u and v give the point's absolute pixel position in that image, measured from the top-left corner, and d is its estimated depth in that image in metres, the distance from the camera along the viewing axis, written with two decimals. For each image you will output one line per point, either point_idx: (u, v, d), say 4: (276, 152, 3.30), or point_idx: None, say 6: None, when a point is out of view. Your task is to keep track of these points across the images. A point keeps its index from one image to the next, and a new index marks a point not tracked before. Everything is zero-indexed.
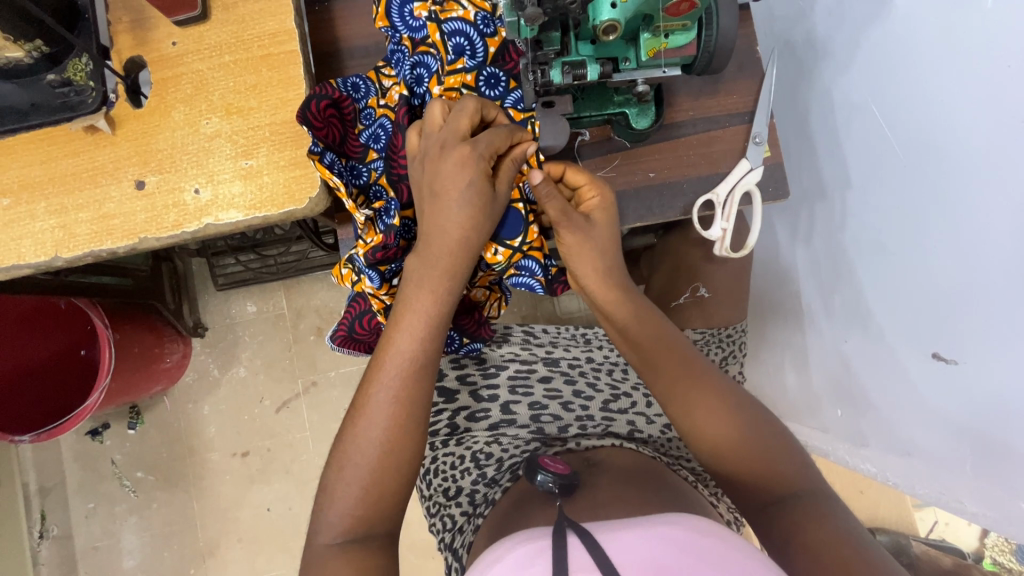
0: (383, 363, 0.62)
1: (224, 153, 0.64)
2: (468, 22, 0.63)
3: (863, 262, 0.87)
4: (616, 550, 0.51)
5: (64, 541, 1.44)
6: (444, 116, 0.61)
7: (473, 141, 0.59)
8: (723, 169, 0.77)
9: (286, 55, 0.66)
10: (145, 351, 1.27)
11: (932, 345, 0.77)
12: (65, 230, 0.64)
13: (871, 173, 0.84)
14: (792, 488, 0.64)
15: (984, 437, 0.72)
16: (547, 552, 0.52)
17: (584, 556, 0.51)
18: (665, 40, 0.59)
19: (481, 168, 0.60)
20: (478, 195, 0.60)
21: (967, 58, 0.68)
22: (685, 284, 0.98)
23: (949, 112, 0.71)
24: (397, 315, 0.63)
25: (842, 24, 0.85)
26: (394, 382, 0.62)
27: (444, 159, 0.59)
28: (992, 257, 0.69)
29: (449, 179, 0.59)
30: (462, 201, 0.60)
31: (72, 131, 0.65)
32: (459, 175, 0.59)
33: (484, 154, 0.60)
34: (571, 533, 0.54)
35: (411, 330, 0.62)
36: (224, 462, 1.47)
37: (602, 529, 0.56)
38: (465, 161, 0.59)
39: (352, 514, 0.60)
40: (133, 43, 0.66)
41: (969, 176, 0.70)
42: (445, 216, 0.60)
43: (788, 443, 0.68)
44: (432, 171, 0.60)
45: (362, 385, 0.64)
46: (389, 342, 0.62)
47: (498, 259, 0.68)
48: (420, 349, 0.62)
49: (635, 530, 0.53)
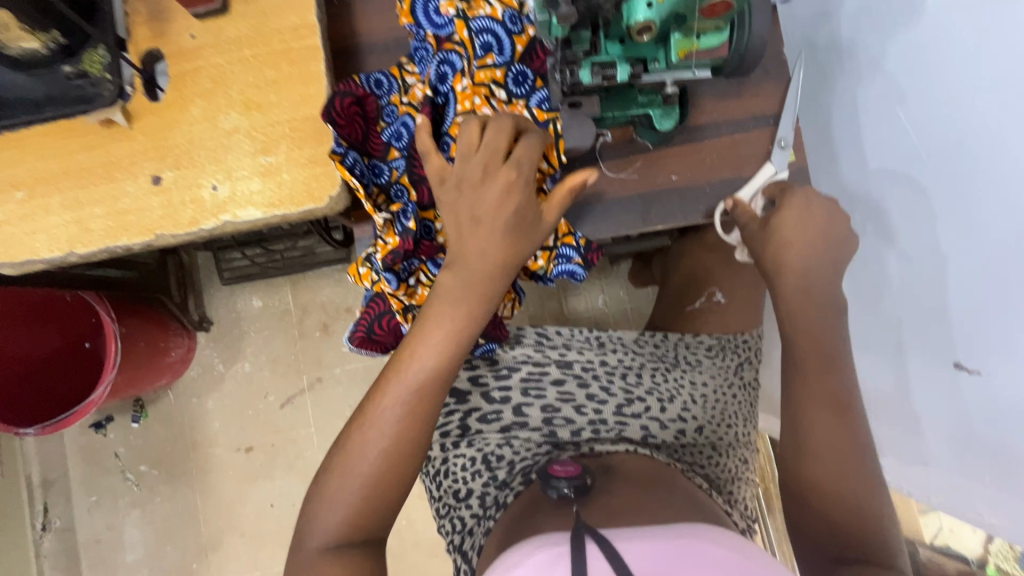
0: (402, 374, 0.62)
1: (242, 149, 0.63)
2: (495, 19, 0.61)
3: (888, 266, 0.86)
4: (635, 560, 0.52)
5: (67, 534, 1.44)
6: (480, 134, 0.56)
7: (513, 160, 0.57)
8: (745, 172, 0.76)
9: (307, 51, 0.64)
10: (150, 346, 1.27)
11: (954, 356, 0.76)
12: (79, 225, 0.63)
13: (900, 172, 0.81)
14: (853, 503, 0.67)
15: (1002, 457, 0.72)
16: (566, 557, 0.53)
17: (603, 565, 0.52)
18: (697, 41, 0.57)
19: (527, 193, 0.58)
20: (521, 217, 0.58)
21: (1007, 80, 0.65)
22: (701, 290, 1.01)
23: (973, 139, 0.70)
24: (420, 327, 0.62)
25: (868, 24, 0.83)
26: (408, 393, 0.62)
27: (487, 185, 0.56)
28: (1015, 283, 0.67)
29: (492, 208, 0.57)
30: (490, 217, 0.57)
31: (88, 125, 0.64)
32: (505, 204, 0.57)
33: (528, 177, 0.57)
34: (588, 538, 0.55)
35: (434, 345, 0.61)
36: (228, 457, 1.46)
37: (618, 535, 0.57)
38: (509, 187, 0.56)
39: None
40: (151, 35, 0.65)
41: (995, 181, 0.68)
42: (485, 241, 0.58)
43: (848, 443, 0.69)
44: (477, 196, 0.57)
45: (372, 394, 0.64)
46: (409, 355, 0.62)
47: (538, 264, 0.70)
48: (440, 365, 0.62)
49: (651, 542, 0.54)
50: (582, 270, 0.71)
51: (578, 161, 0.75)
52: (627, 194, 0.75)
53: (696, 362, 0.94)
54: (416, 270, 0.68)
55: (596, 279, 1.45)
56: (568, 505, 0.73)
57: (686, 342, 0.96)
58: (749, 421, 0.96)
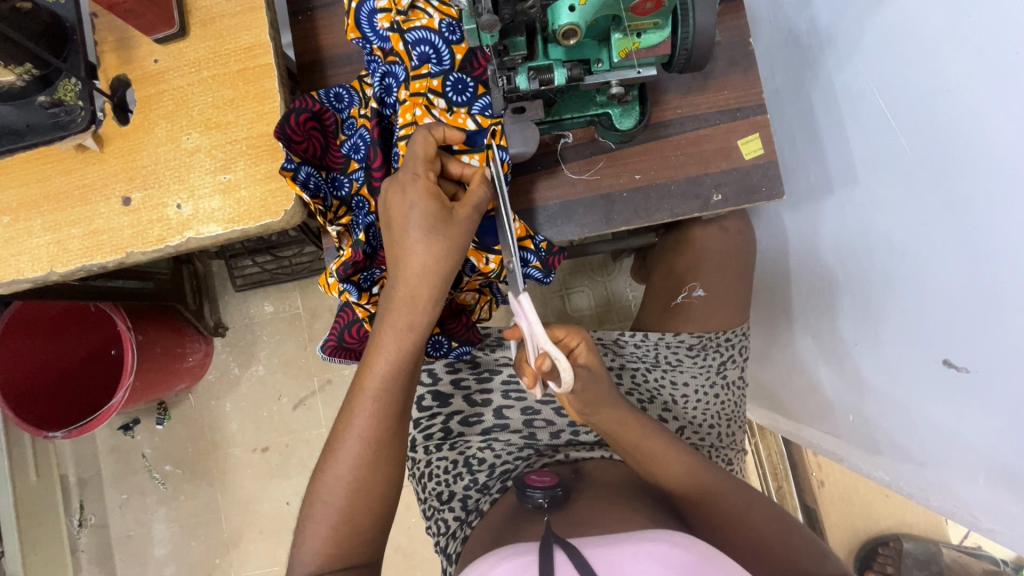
0: (355, 406, 0.62)
1: (203, 168, 0.66)
2: (432, 29, 0.62)
3: (874, 258, 0.82)
4: (605, 565, 0.52)
5: (101, 530, 1.52)
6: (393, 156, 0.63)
7: (408, 158, 0.59)
8: (712, 168, 0.73)
9: (261, 69, 0.66)
10: (168, 352, 1.33)
11: (942, 353, 0.72)
12: (59, 246, 0.67)
13: (883, 159, 0.78)
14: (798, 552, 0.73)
15: (1001, 462, 0.67)
16: (534, 566, 0.53)
17: (571, 571, 0.52)
18: (636, 39, 0.56)
19: (421, 185, 0.58)
20: (426, 212, 0.58)
21: (996, 58, 0.60)
22: (681, 284, 0.95)
23: (954, 125, 0.66)
24: (368, 357, 0.62)
25: (844, 9, 0.80)
26: (365, 426, 0.61)
27: (389, 190, 0.59)
28: (1009, 281, 0.62)
29: (398, 208, 0.59)
30: (412, 223, 0.58)
31: (63, 150, 0.67)
32: (401, 199, 0.59)
33: (418, 171, 0.58)
34: (558, 547, 0.55)
35: (377, 371, 0.61)
36: (246, 457, 1.52)
37: (591, 543, 0.56)
38: (404, 186, 0.58)
39: (331, 540, 0.60)
40: (119, 62, 0.68)
41: (982, 167, 0.63)
42: (399, 243, 0.59)
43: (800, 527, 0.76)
44: (385, 203, 0.60)
45: (332, 436, 0.63)
46: (360, 385, 0.62)
47: (491, 267, 0.72)
48: (384, 389, 0.61)
49: (621, 548, 0.53)
50: (541, 272, 0.72)
51: (539, 163, 0.74)
52: (591, 194, 0.74)
53: (677, 362, 0.91)
54: (378, 280, 0.69)
55: (598, 277, 1.43)
56: (539, 515, 0.72)
57: (666, 341, 0.91)
58: (735, 420, 0.95)
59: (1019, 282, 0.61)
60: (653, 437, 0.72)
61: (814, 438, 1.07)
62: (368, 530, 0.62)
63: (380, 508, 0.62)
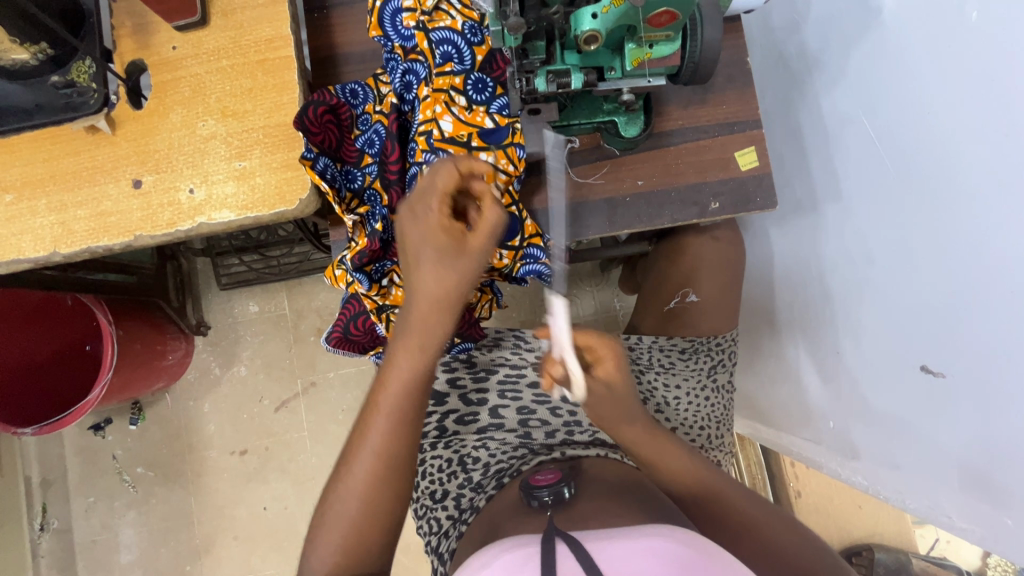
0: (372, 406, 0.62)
1: (218, 154, 0.66)
2: (455, 30, 0.65)
3: (861, 268, 0.86)
4: (605, 558, 0.53)
5: (64, 534, 1.46)
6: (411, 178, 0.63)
7: (425, 184, 0.59)
8: (709, 177, 0.77)
9: (282, 60, 0.68)
10: (147, 349, 1.29)
11: (920, 358, 0.76)
12: (63, 227, 0.66)
13: (869, 174, 0.82)
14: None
15: (977, 465, 0.71)
16: (537, 558, 0.54)
17: (573, 563, 0.53)
18: (649, 50, 0.60)
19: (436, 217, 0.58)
20: (442, 245, 0.58)
21: (978, 84, 0.64)
22: (674, 290, 0.99)
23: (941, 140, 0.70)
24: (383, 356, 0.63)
25: (831, 37, 0.86)
26: (379, 420, 0.62)
27: (407, 222, 0.59)
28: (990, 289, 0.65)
29: (417, 237, 0.59)
30: (431, 255, 0.58)
31: (73, 131, 0.67)
32: (420, 230, 0.58)
33: (433, 204, 0.58)
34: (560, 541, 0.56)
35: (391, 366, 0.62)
36: (223, 460, 1.48)
37: (592, 537, 0.57)
38: (419, 218, 0.58)
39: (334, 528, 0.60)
40: (135, 46, 0.68)
41: (963, 181, 0.67)
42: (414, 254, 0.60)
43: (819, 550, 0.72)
44: (402, 234, 0.60)
45: (351, 440, 0.64)
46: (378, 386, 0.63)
47: (504, 262, 0.72)
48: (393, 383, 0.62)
49: (622, 541, 0.55)
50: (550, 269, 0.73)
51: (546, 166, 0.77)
52: (595, 198, 0.77)
53: (669, 365, 0.95)
54: (389, 271, 0.70)
55: (586, 286, 1.46)
56: (542, 510, 0.72)
57: (660, 344, 0.95)
58: (722, 423, 0.98)
59: (1003, 290, 0.64)
60: (650, 434, 0.73)
61: (795, 446, 1.10)
62: (372, 521, 0.62)
63: (383, 501, 0.62)
